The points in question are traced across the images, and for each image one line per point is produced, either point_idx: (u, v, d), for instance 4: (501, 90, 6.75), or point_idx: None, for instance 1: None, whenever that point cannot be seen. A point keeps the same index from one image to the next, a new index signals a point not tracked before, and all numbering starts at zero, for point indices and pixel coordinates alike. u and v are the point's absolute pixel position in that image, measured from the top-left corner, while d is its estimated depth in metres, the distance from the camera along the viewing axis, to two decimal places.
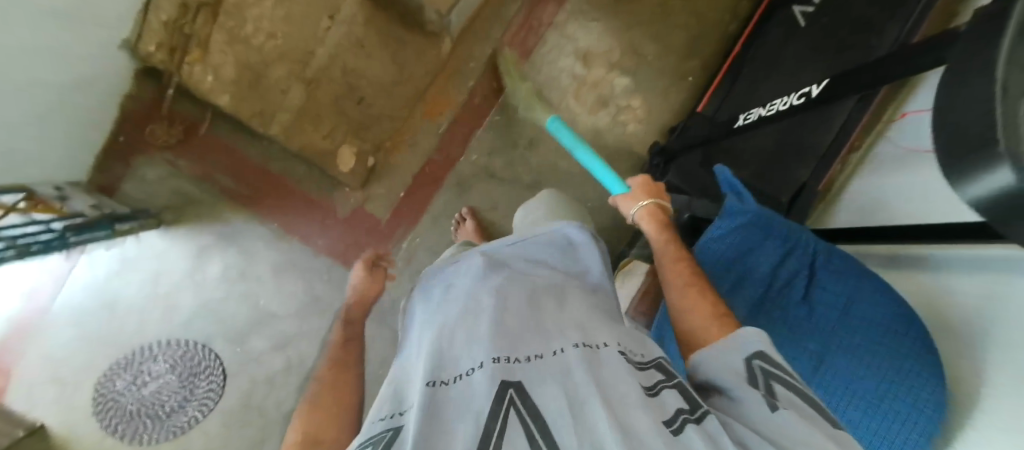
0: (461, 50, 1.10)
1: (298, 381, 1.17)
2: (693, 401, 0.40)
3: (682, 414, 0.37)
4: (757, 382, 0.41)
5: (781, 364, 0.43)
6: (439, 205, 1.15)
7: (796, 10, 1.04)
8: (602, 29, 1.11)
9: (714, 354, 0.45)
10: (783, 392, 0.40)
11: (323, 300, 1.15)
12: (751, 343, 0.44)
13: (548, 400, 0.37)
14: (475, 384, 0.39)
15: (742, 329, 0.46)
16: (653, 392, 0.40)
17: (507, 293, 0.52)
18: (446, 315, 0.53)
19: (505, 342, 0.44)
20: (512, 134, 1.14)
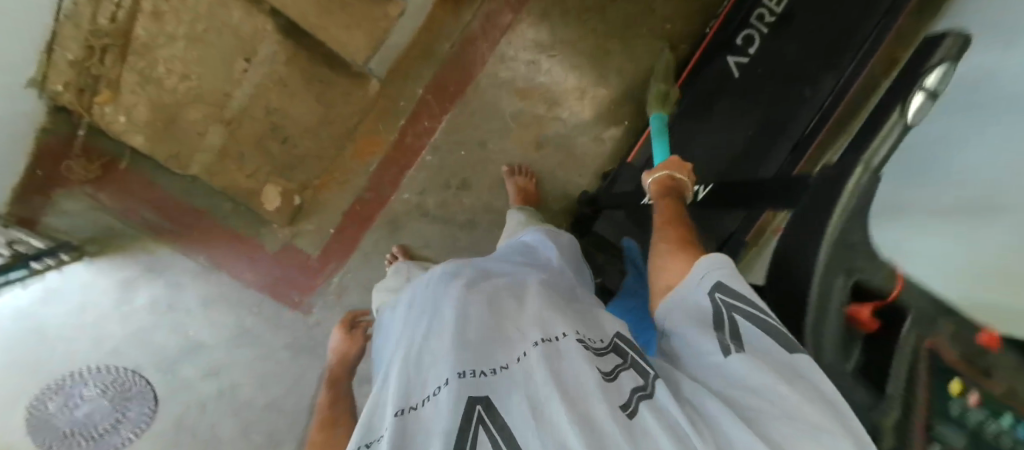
0: (390, 90, 1.09)
1: (231, 409, 1.19)
2: (644, 374, 0.43)
3: (636, 392, 0.41)
4: (720, 319, 0.43)
5: (743, 293, 0.43)
6: (370, 242, 1.15)
7: (731, 60, 1.01)
8: (536, 71, 1.08)
9: (681, 297, 0.47)
10: (744, 326, 0.41)
11: (253, 331, 1.18)
12: (714, 273, 0.45)
13: (510, 408, 0.41)
14: (442, 404, 0.41)
15: (707, 261, 0.47)
16: (611, 376, 0.43)
17: (470, 291, 0.55)
18: (411, 321, 0.55)
19: (467, 350, 0.46)
20: (445, 174, 1.12)
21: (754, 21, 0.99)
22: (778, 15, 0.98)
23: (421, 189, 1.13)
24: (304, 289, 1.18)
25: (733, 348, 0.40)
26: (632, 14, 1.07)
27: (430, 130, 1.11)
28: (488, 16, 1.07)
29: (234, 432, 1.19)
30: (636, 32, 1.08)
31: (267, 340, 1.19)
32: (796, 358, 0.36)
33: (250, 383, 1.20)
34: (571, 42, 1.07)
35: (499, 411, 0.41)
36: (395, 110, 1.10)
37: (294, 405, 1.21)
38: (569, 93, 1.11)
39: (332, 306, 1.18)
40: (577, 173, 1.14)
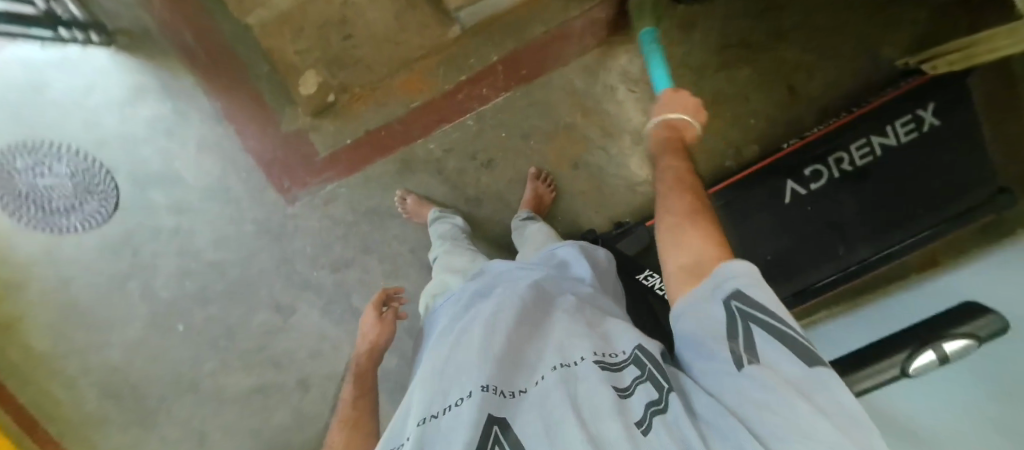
0: (468, 43, 1.04)
1: (178, 248, 1.20)
2: (658, 386, 0.38)
3: (650, 407, 0.36)
4: (736, 330, 0.38)
5: (765, 301, 0.37)
6: (377, 170, 1.13)
7: (788, 185, 1.01)
8: (608, 96, 1.06)
9: (692, 305, 0.41)
10: (761, 339, 0.36)
11: (232, 193, 1.16)
12: (730, 280, 0.39)
13: (526, 427, 0.38)
14: (461, 418, 0.38)
15: (730, 262, 0.40)
16: (626, 393, 0.39)
17: (499, 311, 0.51)
18: (443, 338, 0.52)
19: (490, 366, 0.43)
20: (476, 146, 1.10)
21: (829, 161, 0.99)
22: (853, 168, 0.99)
23: (448, 147, 1.10)
24: (297, 180, 1.15)
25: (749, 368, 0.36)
26: (723, 93, 1.05)
27: (487, 99, 1.07)
28: (593, 21, 1.02)
29: (172, 269, 1.22)
30: (718, 111, 1.06)
31: (240, 208, 1.17)
32: (810, 370, 0.34)
33: (209, 237, 1.20)
34: (654, 87, 1.04)
35: (513, 428, 0.38)
36: (460, 63, 1.04)
37: (237, 276, 1.22)
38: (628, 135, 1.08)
39: (315, 209, 1.17)
40: (594, 209, 1.13)
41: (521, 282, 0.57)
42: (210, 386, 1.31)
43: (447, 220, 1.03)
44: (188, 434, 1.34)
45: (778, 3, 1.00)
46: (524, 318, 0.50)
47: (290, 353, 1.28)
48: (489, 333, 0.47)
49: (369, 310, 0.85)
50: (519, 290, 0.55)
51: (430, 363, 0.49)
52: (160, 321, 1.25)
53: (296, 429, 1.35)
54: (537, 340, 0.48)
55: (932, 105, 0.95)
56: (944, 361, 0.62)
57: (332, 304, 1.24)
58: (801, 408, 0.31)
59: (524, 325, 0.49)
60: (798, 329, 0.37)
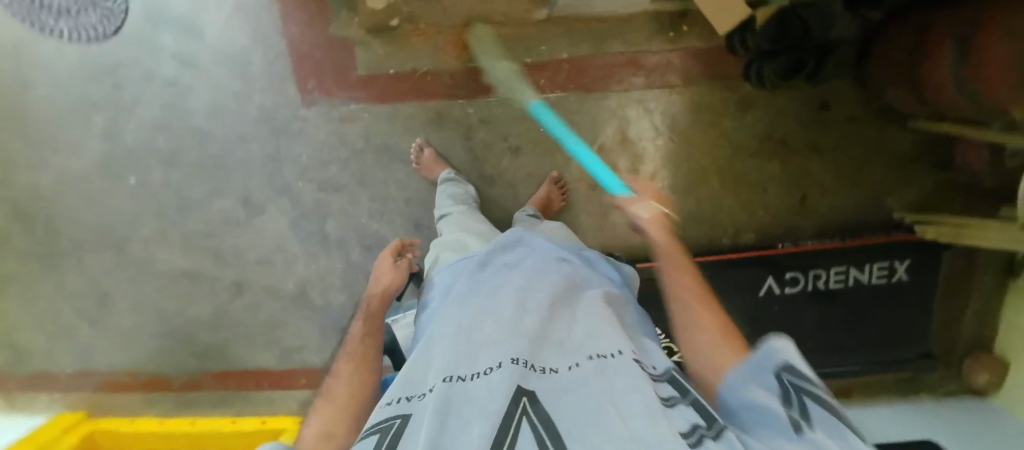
0: (546, 30, 1.04)
1: (165, 100, 1.10)
2: (706, 418, 0.43)
3: (699, 428, 0.40)
4: (789, 398, 0.41)
5: (808, 373, 0.43)
6: (407, 110, 1.09)
7: (768, 280, 1.08)
8: (650, 137, 1.09)
9: (749, 378, 0.47)
10: (813, 412, 0.39)
11: (249, 70, 1.08)
12: (778, 352, 0.45)
13: (557, 408, 0.41)
14: (491, 379, 0.43)
15: (772, 339, 0.46)
16: (670, 403, 0.44)
17: (530, 298, 0.58)
18: (472, 307, 0.60)
19: (521, 345, 0.49)
20: (512, 129, 1.09)
21: (809, 274, 1.07)
22: (824, 288, 1.08)
23: (485, 119, 1.09)
24: (324, 86, 1.09)
25: (803, 430, 0.38)
26: (745, 178, 1.11)
27: (538, 88, 1.07)
28: (665, 64, 1.05)
29: (148, 119, 1.12)
30: (737, 191, 1.11)
31: (251, 88, 1.09)
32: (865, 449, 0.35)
33: (203, 103, 1.10)
34: (691, 146, 1.09)
35: (544, 405, 0.41)
36: (531, 44, 1.05)
37: (215, 154, 1.14)
38: (651, 179, 1.11)
39: (328, 121, 1.11)
40: (592, 233, 1.14)
41: (550, 274, 0.65)
42: (138, 252, 1.21)
43: (459, 185, 1.04)
44: (92, 292, 1.24)
45: (824, 121, 1.07)
46: (551, 307, 0.58)
47: (237, 252, 1.20)
48: (522, 315, 0.55)
49: (386, 256, 0.96)
50: (545, 281, 0.63)
51: (456, 326, 0.57)
52: (114, 165, 1.15)
53: (211, 329, 1.27)
54: (561, 329, 0.56)
55: (908, 262, 1.06)
56: None
57: (302, 221, 1.18)
58: None
59: (551, 312, 0.57)
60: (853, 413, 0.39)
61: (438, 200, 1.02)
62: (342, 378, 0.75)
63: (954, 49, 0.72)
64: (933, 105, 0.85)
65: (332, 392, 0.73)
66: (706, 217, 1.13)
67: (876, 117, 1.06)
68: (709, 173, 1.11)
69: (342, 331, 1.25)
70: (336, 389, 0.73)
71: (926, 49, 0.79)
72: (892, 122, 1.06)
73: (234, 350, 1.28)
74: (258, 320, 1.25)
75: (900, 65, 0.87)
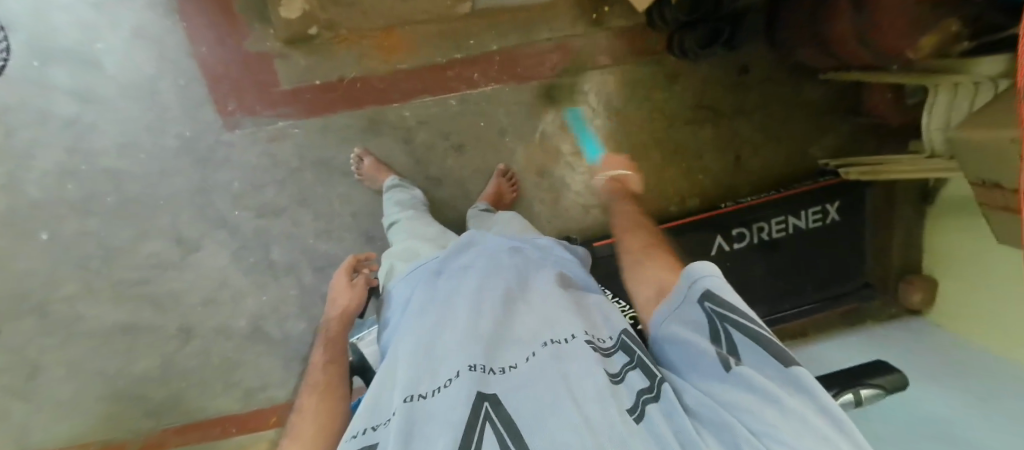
0: (472, 23, 1.03)
1: (66, 143, 1.00)
2: (648, 377, 0.46)
3: (642, 394, 0.43)
4: (713, 329, 0.45)
5: (731, 296, 0.44)
6: (340, 120, 1.05)
7: (717, 239, 1.13)
8: (589, 118, 1.11)
9: (678, 308, 0.50)
10: (737, 339, 0.42)
11: (159, 99, 1.00)
12: (703, 280, 0.47)
13: (519, 409, 0.41)
14: (452, 391, 0.43)
15: (694, 268, 0.48)
16: (618, 378, 0.45)
17: (484, 299, 0.58)
18: (428, 318, 0.59)
19: (479, 349, 0.49)
20: (452, 127, 1.08)
21: (752, 227, 1.13)
22: (767, 238, 1.14)
23: (423, 120, 1.07)
24: (246, 105, 1.02)
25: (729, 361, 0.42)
26: (683, 146, 1.15)
27: (473, 83, 1.06)
28: (593, 45, 1.08)
29: (51, 167, 1.01)
30: (677, 160, 1.15)
31: (163, 118, 1.01)
32: (786, 373, 0.38)
33: (111, 142, 1.01)
34: (630, 121, 1.12)
35: (504, 406, 0.42)
36: (458, 39, 1.04)
37: (135, 195, 1.04)
38: (595, 158, 1.13)
39: (255, 143, 1.04)
40: (547, 220, 1.15)
41: (503, 270, 0.65)
42: (63, 313, 1.11)
43: (406, 190, 1.01)
44: (20, 364, 1.14)
45: (745, 84, 1.13)
46: (507, 303, 0.58)
47: (177, 295, 1.12)
48: (477, 319, 0.55)
49: (342, 274, 0.96)
50: (499, 279, 0.63)
51: (414, 341, 0.56)
52: (19, 222, 1.04)
53: (161, 381, 1.18)
54: (520, 321, 0.56)
55: (837, 203, 1.14)
56: (858, 402, 0.73)
57: (244, 252, 1.11)
58: (778, 405, 0.35)
59: (506, 309, 0.57)
60: (769, 329, 0.42)
61: (386, 209, 1.00)
62: (306, 411, 0.69)
63: (851, 4, 0.78)
64: (841, 59, 0.92)
65: (295, 428, 0.66)
66: (654, 189, 1.16)
67: (791, 74, 1.13)
68: (650, 144, 1.14)
69: (306, 359, 1.19)
70: (300, 423, 0.66)
71: (824, 7, 0.85)
72: (805, 77, 1.14)
73: (191, 401, 1.20)
74: (212, 363, 1.18)
75: (803, 24, 0.94)
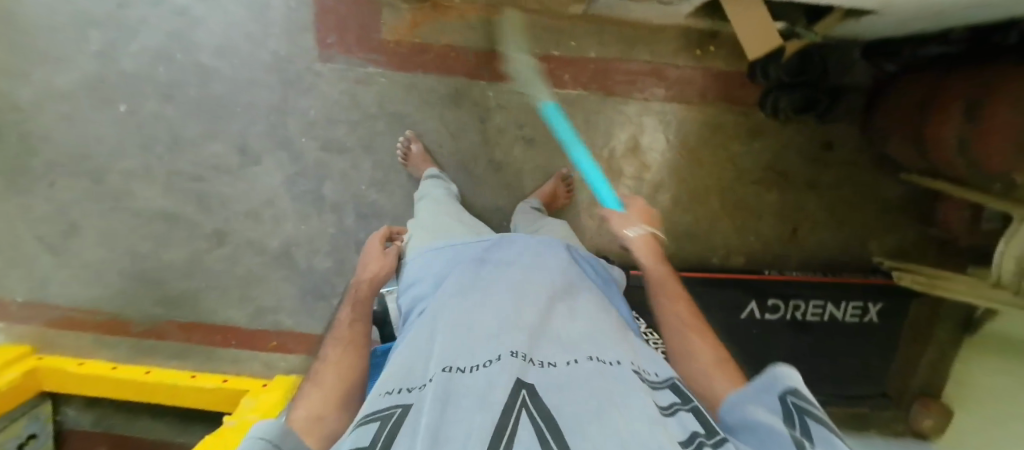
0: (578, 27, 1.04)
1: (171, 28, 1.04)
2: (705, 427, 0.44)
3: (698, 437, 0.41)
4: (792, 418, 0.43)
5: (813, 401, 0.45)
6: (426, 82, 1.07)
7: (751, 304, 1.11)
8: (661, 149, 1.11)
9: (752, 398, 0.49)
10: (815, 430, 0.41)
11: (268, 12, 1.03)
12: (787, 378, 0.47)
13: (561, 407, 0.41)
14: (494, 373, 0.44)
15: (779, 367, 0.48)
16: (668, 411, 0.45)
17: (528, 296, 0.59)
18: (468, 299, 0.60)
19: (520, 338, 0.50)
20: (528, 120, 1.09)
21: (789, 303, 1.12)
22: (800, 318, 1.12)
23: (503, 105, 1.08)
24: (344, 43, 1.04)
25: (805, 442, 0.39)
26: (744, 203, 1.14)
27: (561, 83, 1.07)
28: (688, 81, 1.07)
29: (150, 47, 1.05)
30: (735, 215, 1.14)
31: (265, 31, 1.04)
32: None
33: (211, 40, 1.05)
34: (699, 164, 1.12)
35: (544, 400, 0.41)
36: (561, 38, 1.04)
37: (216, 95, 1.08)
38: (654, 191, 1.13)
39: (341, 80, 1.06)
40: (590, 235, 1.15)
41: (547, 272, 0.66)
42: (116, 185, 1.15)
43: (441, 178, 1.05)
44: (60, 219, 1.19)
45: (825, 161, 1.11)
46: (549, 303, 0.59)
47: (224, 201, 1.15)
48: (518, 311, 0.56)
49: (376, 242, 0.96)
50: (543, 280, 0.64)
51: (452, 319, 0.57)
52: (103, 89, 1.08)
53: (183, 275, 1.22)
54: (558, 325, 0.57)
55: (881, 305, 1.12)
56: None
57: (298, 179, 1.13)
58: None
59: (547, 307, 0.58)
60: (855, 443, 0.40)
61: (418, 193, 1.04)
62: (331, 361, 0.76)
63: (962, 110, 0.77)
64: (932, 161, 0.90)
65: (319, 375, 0.73)
66: (702, 236, 1.16)
67: (873, 165, 1.11)
68: (711, 192, 1.13)
69: (321, 296, 1.22)
70: (324, 372, 0.73)
71: (934, 106, 0.84)
72: (886, 173, 1.12)
73: (205, 302, 1.24)
74: (235, 273, 1.21)
75: (905, 114, 0.92)
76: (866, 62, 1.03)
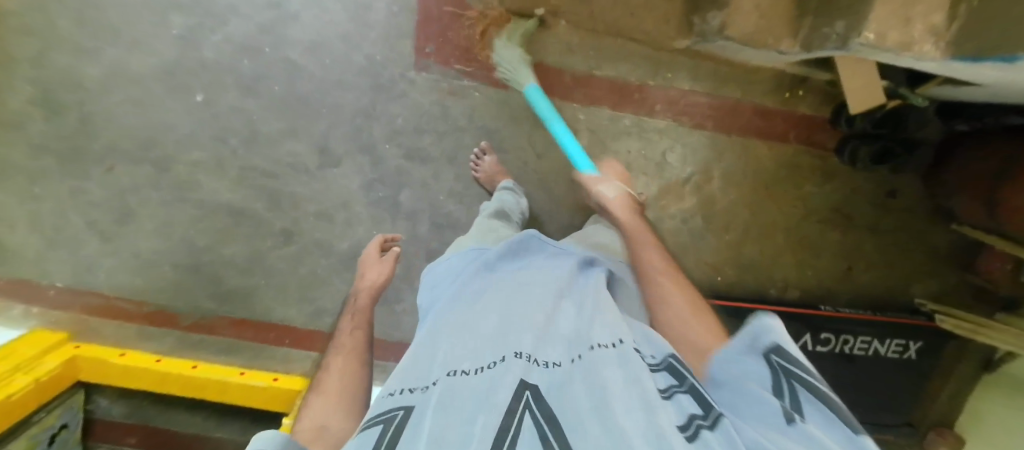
0: (676, 59, 1.06)
1: (262, 19, 1.01)
2: (703, 405, 0.38)
3: (696, 419, 0.35)
4: (778, 384, 0.40)
5: (794, 354, 0.41)
6: (520, 99, 1.08)
7: (805, 337, 1.16)
8: (736, 183, 1.15)
9: (733, 358, 0.45)
10: (803, 398, 0.38)
11: (368, 15, 1.01)
12: (766, 333, 0.43)
13: (561, 406, 0.37)
14: (498, 374, 0.41)
15: (758, 319, 0.44)
16: (667, 394, 0.40)
17: (533, 297, 0.58)
18: (473, 305, 0.60)
19: (526, 340, 0.48)
20: (615, 144, 1.10)
21: (839, 338, 1.17)
22: (847, 351, 1.19)
23: (593, 129, 1.09)
24: (442, 54, 1.04)
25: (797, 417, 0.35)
26: (808, 241, 1.20)
27: (651, 112, 1.09)
28: (773, 121, 1.12)
29: (236, 37, 1.02)
30: (797, 251, 1.20)
31: (363, 34, 1.02)
32: None
33: (304, 38, 1.02)
34: (770, 200, 1.16)
35: (547, 401, 0.38)
36: (659, 68, 1.07)
37: (302, 93, 1.05)
38: (726, 223, 1.17)
39: (434, 90, 1.06)
40: None
41: (553, 275, 0.65)
42: (181, 176, 1.10)
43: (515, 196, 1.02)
44: (112, 206, 1.11)
45: (887, 206, 1.20)
46: (553, 302, 0.57)
47: (296, 201, 1.12)
48: (520, 312, 0.54)
49: (369, 248, 0.96)
50: (549, 281, 0.63)
51: (456, 323, 0.56)
52: (179, 76, 1.04)
53: (242, 273, 1.19)
54: (564, 321, 0.54)
55: (920, 344, 1.20)
56: None
57: (376, 185, 1.11)
58: None
59: (552, 307, 0.56)
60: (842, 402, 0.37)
61: (489, 203, 1.01)
62: (337, 371, 0.72)
63: None
64: (999, 221, 0.96)
65: (324, 384, 0.70)
66: (763, 269, 1.20)
67: (927, 214, 1.21)
68: (777, 227, 1.18)
69: (384, 301, 1.21)
70: (329, 382, 0.70)
71: (1007, 173, 0.89)
72: (937, 221, 1.22)
73: (263, 300, 1.21)
74: (298, 273, 1.19)
75: (977, 173, 0.98)
76: (940, 119, 1.11)
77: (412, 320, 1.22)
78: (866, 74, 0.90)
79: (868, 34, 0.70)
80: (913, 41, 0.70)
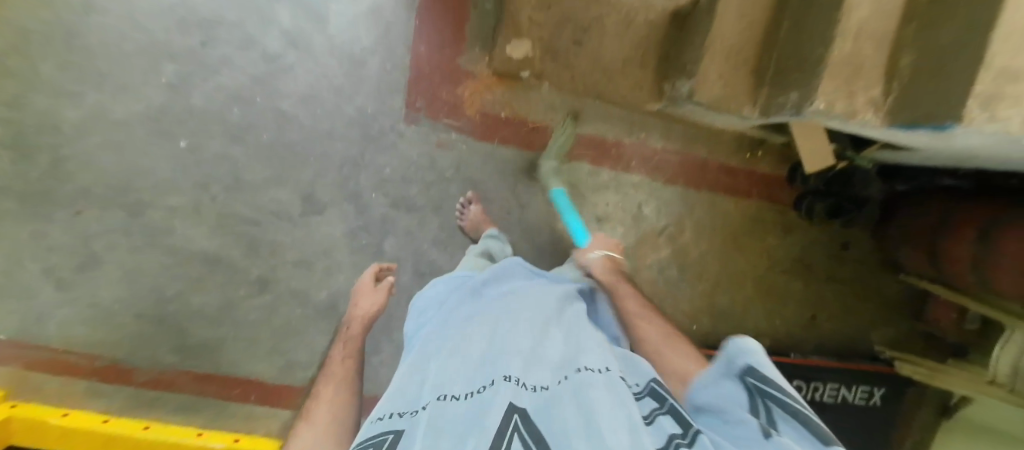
0: (648, 121, 1.17)
1: (256, 71, 1.04)
2: (683, 425, 0.41)
3: (674, 438, 0.38)
4: (753, 399, 0.43)
5: (768, 369, 0.45)
6: (505, 153, 1.13)
7: None
8: (707, 234, 1.22)
9: (716, 383, 0.49)
10: (777, 412, 0.41)
11: (362, 71, 1.07)
12: (740, 355, 0.47)
13: (550, 426, 0.37)
14: (488, 399, 0.40)
15: (733, 344, 0.49)
16: (649, 418, 0.41)
17: (520, 319, 0.57)
18: (460, 330, 0.58)
19: (514, 364, 0.47)
20: (594, 197, 1.16)
21: (809, 384, 1.21)
22: (818, 399, 1.22)
23: (573, 182, 1.15)
24: (432, 109, 1.10)
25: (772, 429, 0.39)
26: (774, 290, 1.27)
27: (628, 167, 1.17)
28: (737, 178, 1.22)
29: (228, 87, 1.04)
30: (765, 299, 1.26)
31: (356, 89, 1.07)
32: None
33: (296, 89, 1.06)
34: (738, 250, 1.23)
35: (536, 422, 0.37)
36: (633, 127, 1.16)
37: (291, 141, 1.07)
38: (699, 272, 1.22)
39: (422, 142, 1.10)
40: None
41: (539, 300, 0.64)
42: (154, 221, 1.07)
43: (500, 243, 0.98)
44: (73, 252, 1.06)
45: (842, 257, 1.29)
46: (540, 324, 0.56)
47: (276, 247, 1.10)
48: (507, 336, 0.53)
49: (365, 276, 0.94)
50: (536, 305, 0.61)
51: (443, 348, 0.54)
52: (164, 121, 1.04)
53: (209, 324, 1.12)
54: (552, 341, 0.53)
55: (883, 390, 1.25)
56: None
57: (359, 233, 1.11)
58: None
59: (539, 329, 0.55)
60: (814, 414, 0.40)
61: (473, 249, 0.97)
62: (326, 400, 0.70)
63: (975, 236, 0.91)
64: (942, 272, 1.04)
65: (311, 413, 0.68)
66: (736, 317, 1.25)
67: (878, 265, 1.31)
68: (745, 276, 1.25)
69: None
70: (318, 410, 0.68)
71: (946, 228, 0.99)
72: (888, 271, 1.31)
73: (229, 354, 1.14)
74: (271, 323, 1.14)
75: (919, 228, 1.08)
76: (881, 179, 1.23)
77: (390, 373, 1.17)
78: (818, 137, 1.00)
79: (818, 104, 0.79)
80: (856, 110, 0.80)
